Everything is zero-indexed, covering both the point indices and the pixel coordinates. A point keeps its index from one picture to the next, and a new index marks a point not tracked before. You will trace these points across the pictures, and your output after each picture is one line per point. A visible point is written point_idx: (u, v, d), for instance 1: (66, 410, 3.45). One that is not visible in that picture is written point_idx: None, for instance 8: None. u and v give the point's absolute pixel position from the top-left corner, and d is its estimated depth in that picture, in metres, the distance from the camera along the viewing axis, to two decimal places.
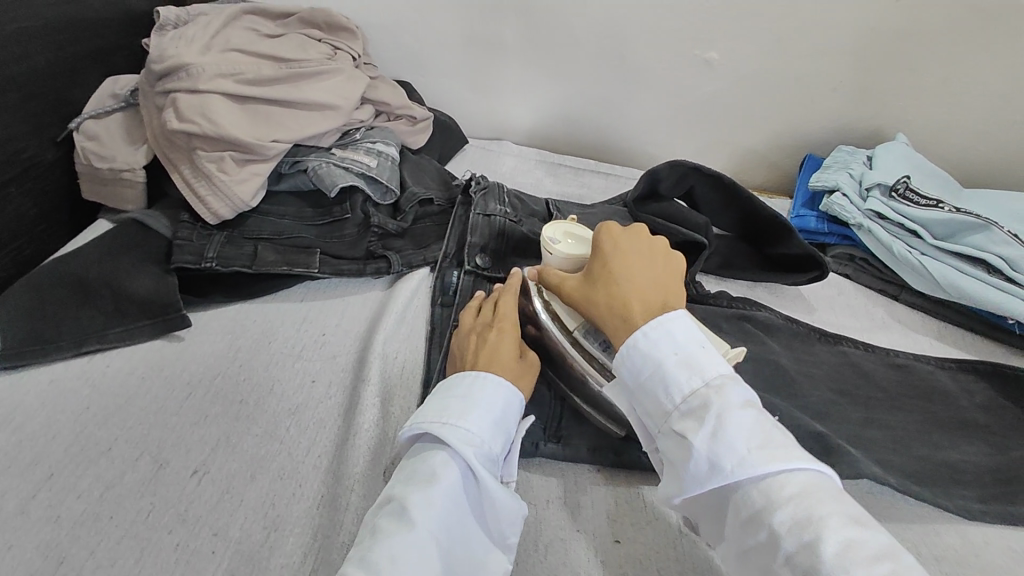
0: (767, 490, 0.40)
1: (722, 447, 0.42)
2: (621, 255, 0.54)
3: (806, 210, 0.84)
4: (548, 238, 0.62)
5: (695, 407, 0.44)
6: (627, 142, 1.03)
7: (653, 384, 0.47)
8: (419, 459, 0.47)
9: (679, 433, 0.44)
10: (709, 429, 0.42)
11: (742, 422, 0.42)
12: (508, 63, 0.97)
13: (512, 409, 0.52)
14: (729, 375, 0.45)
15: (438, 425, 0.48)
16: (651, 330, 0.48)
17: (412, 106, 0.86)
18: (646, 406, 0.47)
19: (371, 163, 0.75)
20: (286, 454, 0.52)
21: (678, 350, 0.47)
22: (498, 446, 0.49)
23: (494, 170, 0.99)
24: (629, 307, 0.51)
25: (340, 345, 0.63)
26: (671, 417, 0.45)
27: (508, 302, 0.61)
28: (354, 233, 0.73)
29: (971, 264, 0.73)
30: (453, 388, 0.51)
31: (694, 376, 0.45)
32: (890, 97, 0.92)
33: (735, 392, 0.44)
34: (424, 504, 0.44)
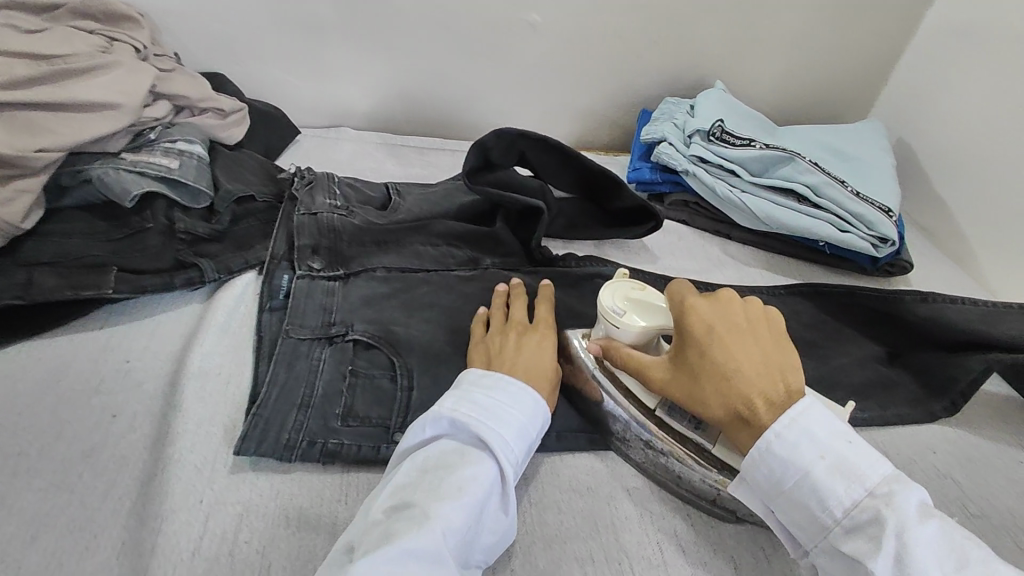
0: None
1: (910, 572, 0.40)
2: (717, 339, 0.49)
3: (641, 163, 0.87)
4: (609, 307, 0.56)
5: (864, 521, 0.43)
6: (471, 116, 1.01)
7: (805, 493, 0.45)
8: (447, 459, 0.47)
9: (850, 555, 0.42)
10: (890, 552, 0.41)
11: (925, 539, 0.41)
12: (330, 44, 0.90)
13: (540, 421, 0.52)
14: (893, 478, 0.44)
15: (479, 428, 0.48)
16: (785, 432, 0.46)
17: (219, 98, 0.78)
18: (799, 519, 0.45)
19: (171, 164, 0.67)
20: (79, 503, 0.47)
21: (825, 454, 0.45)
22: (518, 460, 0.49)
23: (332, 158, 0.93)
24: (751, 401, 0.47)
25: (147, 370, 0.57)
26: (830, 532, 0.44)
27: (546, 312, 0.62)
28: (158, 244, 0.65)
29: (783, 195, 0.79)
30: (489, 391, 0.51)
31: (854, 487, 0.44)
32: (708, 47, 0.96)
33: (906, 500, 0.42)
34: (449, 513, 0.43)
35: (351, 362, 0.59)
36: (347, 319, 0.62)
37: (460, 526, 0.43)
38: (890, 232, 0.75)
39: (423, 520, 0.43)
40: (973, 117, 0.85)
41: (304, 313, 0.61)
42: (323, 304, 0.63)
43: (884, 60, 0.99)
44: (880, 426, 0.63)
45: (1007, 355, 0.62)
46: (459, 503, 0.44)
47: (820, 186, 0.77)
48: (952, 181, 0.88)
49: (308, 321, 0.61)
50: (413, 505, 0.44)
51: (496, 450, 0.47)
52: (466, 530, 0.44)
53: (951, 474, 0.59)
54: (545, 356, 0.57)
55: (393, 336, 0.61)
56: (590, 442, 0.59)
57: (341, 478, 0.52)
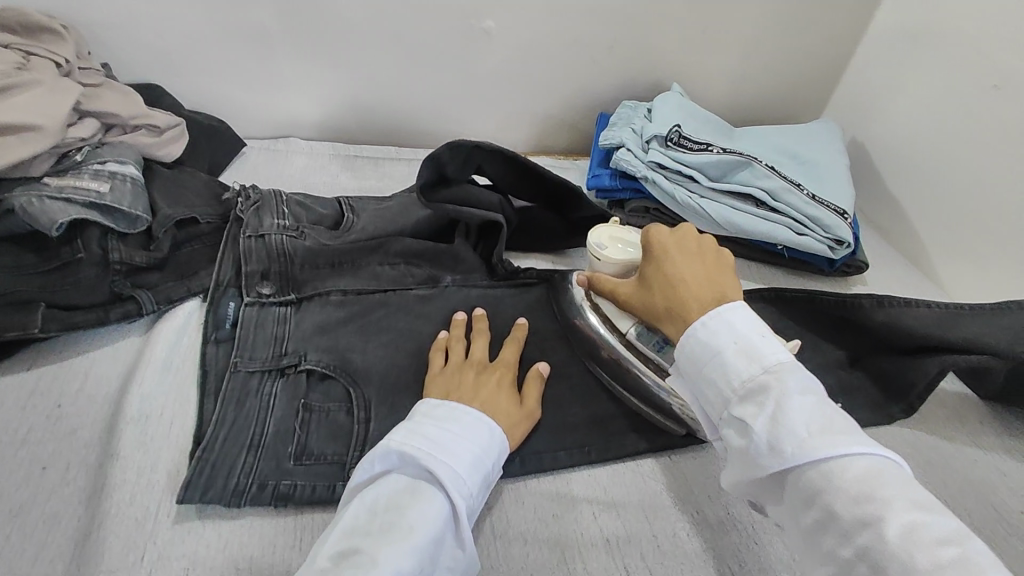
0: (828, 473, 0.39)
1: (782, 431, 0.41)
2: (669, 254, 0.55)
3: (601, 170, 0.85)
4: (594, 244, 0.65)
5: (755, 391, 0.44)
6: (427, 123, 0.99)
7: (709, 368, 0.46)
8: (397, 498, 0.45)
9: (738, 418, 0.44)
10: (770, 413, 0.42)
11: (803, 408, 0.42)
12: (274, 53, 0.86)
13: (496, 450, 0.51)
14: (791, 363, 0.44)
15: (430, 462, 0.46)
16: (710, 321, 0.48)
17: (154, 114, 0.73)
18: (706, 393, 0.47)
19: (102, 189, 0.63)
20: (7, 568, 0.44)
21: (738, 338, 0.46)
22: (474, 493, 0.47)
23: (282, 172, 0.89)
24: (682, 300, 0.51)
25: (82, 415, 0.53)
26: (728, 405, 0.45)
27: (510, 351, 0.61)
28: (92, 276, 0.61)
29: (742, 200, 0.79)
30: (440, 423, 0.50)
31: (753, 363, 0.45)
32: (664, 50, 0.95)
33: (794, 378, 0.43)
34: (395, 555, 0.41)
35: (304, 395, 0.56)
36: (300, 348, 0.59)
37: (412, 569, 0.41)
38: (847, 234, 0.75)
39: (369, 565, 0.40)
40: (924, 116, 0.86)
41: (253, 344, 0.59)
42: (274, 334, 0.60)
43: (837, 60, 1.00)
44: None
45: (963, 359, 0.63)
46: (409, 542, 0.42)
47: (777, 190, 0.77)
48: (905, 180, 0.89)
49: (257, 354, 0.58)
50: (361, 548, 0.42)
51: (446, 484, 0.45)
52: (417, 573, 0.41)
53: None
54: (506, 398, 0.56)
55: (350, 364, 0.59)
56: (554, 464, 0.58)
57: (295, 522, 0.49)
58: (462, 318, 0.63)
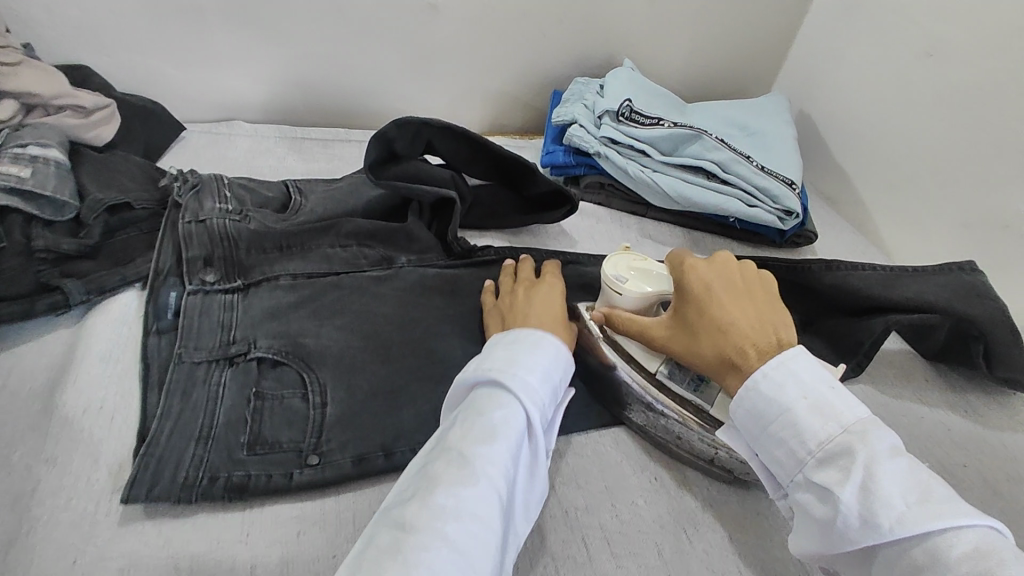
0: (934, 549, 0.39)
1: (876, 501, 0.41)
2: (712, 297, 0.53)
3: (554, 147, 0.85)
4: (613, 275, 0.60)
5: (837, 452, 0.44)
6: (377, 103, 0.96)
7: (783, 429, 0.46)
8: (484, 401, 0.46)
9: (820, 485, 0.44)
10: (857, 481, 0.42)
11: (892, 473, 0.42)
12: (210, 29, 0.82)
13: (563, 367, 0.52)
14: (869, 420, 0.44)
15: (509, 376, 0.47)
16: (770, 371, 0.48)
17: (79, 94, 0.69)
18: (777, 456, 0.46)
19: (23, 174, 0.59)
20: None
21: (808, 394, 0.46)
22: (551, 406, 0.49)
23: (224, 155, 0.86)
24: (744, 353, 0.50)
25: (10, 413, 0.50)
26: (805, 465, 0.45)
27: (552, 273, 0.65)
28: (14, 267, 0.57)
29: (694, 173, 0.79)
30: (535, 344, 0.51)
31: (831, 423, 0.45)
32: (614, 25, 0.95)
33: (877, 438, 0.43)
34: (490, 457, 0.42)
35: (256, 383, 0.54)
36: (249, 335, 0.57)
37: (504, 475, 0.42)
38: (795, 204, 0.76)
39: (473, 470, 0.40)
40: (865, 87, 0.88)
41: (198, 332, 0.56)
42: (221, 321, 0.58)
43: (783, 34, 1.01)
44: None
45: (907, 317, 0.66)
46: (506, 446, 0.43)
47: (728, 162, 0.78)
48: (849, 151, 0.91)
49: (203, 343, 0.55)
50: (452, 454, 0.42)
51: (527, 396, 0.46)
52: (511, 477, 0.42)
53: None
54: (550, 303, 0.60)
55: (303, 348, 0.57)
56: None
57: (245, 514, 0.48)
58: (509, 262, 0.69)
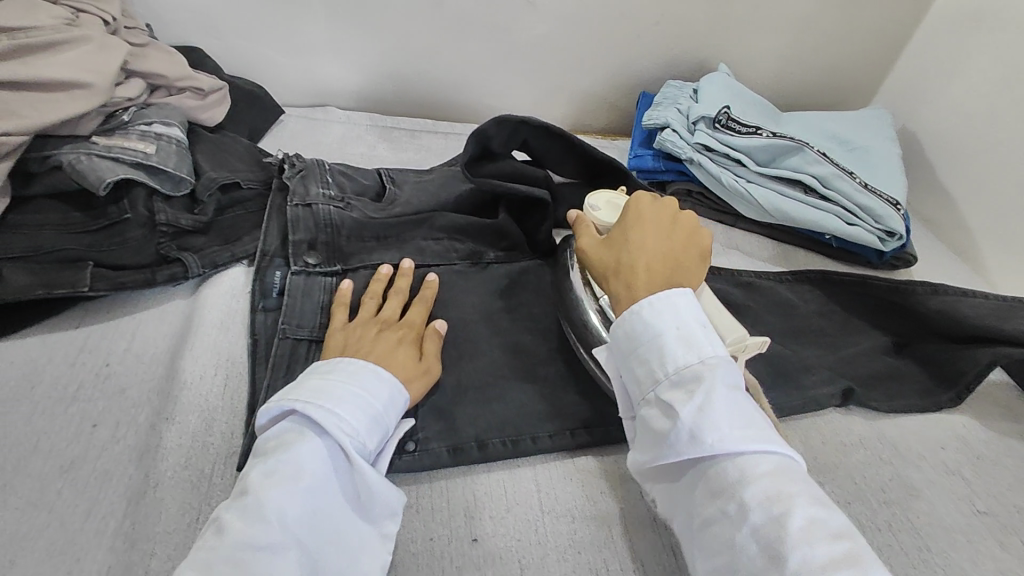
0: (742, 467, 0.41)
1: (708, 422, 0.43)
2: (649, 250, 0.53)
3: (643, 150, 0.84)
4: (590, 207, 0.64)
5: (688, 378, 0.45)
6: (465, 97, 0.97)
7: (649, 352, 0.47)
8: (282, 435, 0.45)
9: (665, 402, 0.45)
10: (697, 401, 0.43)
11: (727, 400, 0.44)
12: (314, 18, 0.85)
13: (383, 383, 0.49)
14: (720, 359, 0.46)
15: (312, 407, 0.45)
16: (654, 302, 0.48)
17: (198, 76, 0.72)
18: (636, 371, 0.47)
19: (148, 150, 0.63)
20: (58, 524, 0.43)
21: (679, 323, 0.47)
22: (367, 436, 0.46)
23: (320, 141, 0.89)
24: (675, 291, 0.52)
25: (130, 374, 0.53)
26: (659, 385, 0.46)
27: (417, 311, 0.59)
28: (139, 237, 0.61)
29: (791, 186, 0.77)
30: (341, 376, 0.48)
31: (692, 352, 0.46)
32: (711, 28, 0.93)
33: (725, 372, 0.45)
34: (283, 498, 0.41)
35: None
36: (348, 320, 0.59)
37: (300, 516, 0.41)
38: (898, 225, 0.74)
39: (263, 514, 0.40)
40: (978, 105, 0.83)
41: (303, 312, 0.59)
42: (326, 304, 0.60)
43: (889, 45, 0.96)
44: (885, 416, 0.64)
45: (1018, 351, 0.63)
46: (299, 487, 0.42)
47: (830, 177, 0.75)
48: (953, 171, 0.87)
49: (306, 321, 0.58)
50: (242, 497, 0.41)
51: (327, 428, 0.44)
52: (310, 511, 0.42)
53: (960, 469, 0.59)
54: (401, 352, 0.54)
55: None
56: (603, 440, 0.56)
57: None
58: (384, 272, 0.62)
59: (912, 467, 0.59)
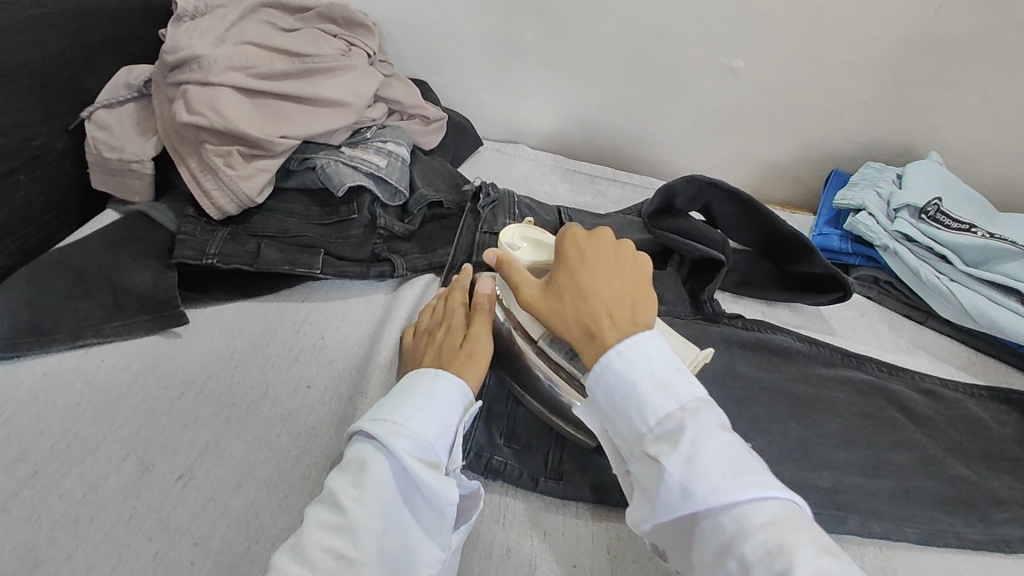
0: (738, 520, 0.38)
1: (696, 473, 0.40)
2: (580, 267, 0.51)
3: (830, 229, 0.81)
4: (506, 244, 0.60)
5: (669, 429, 0.42)
6: (646, 151, 1.01)
7: (624, 404, 0.44)
8: (352, 450, 0.46)
9: (651, 457, 0.42)
10: (684, 453, 0.40)
11: (717, 448, 0.41)
12: (526, 66, 0.94)
13: (444, 395, 0.49)
14: (704, 400, 0.44)
15: (375, 418, 0.47)
16: (624, 350, 0.45)
17: (427, 106, 0.84)
18: (619, 429, 0.45)
19: (381, 163, 0.73)
20: (275, 462, 0.51)
21: (653, 371, 0.45)
22: (427, 441, 0.46)
23: (508, 174, 0.97)
24: (601, 323, 0.48)
25: (338, 350, 0.62)
26: (643, 439, 0.43)
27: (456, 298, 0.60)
28: (359, 235, 0.71)
29: (1004, 293, 0.70)
30: (402, 392, 0.49)
31: (670, 399, 0.43)
32: (923, 113, 0.88)
33: (710, 415, 0.42)
34: (349, 498, 0.42)
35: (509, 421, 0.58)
36: None
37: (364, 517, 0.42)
38: None
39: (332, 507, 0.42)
40: None
41: None
42: None
43: None
44: None
45: None
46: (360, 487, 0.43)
47: None
48: None
49: None
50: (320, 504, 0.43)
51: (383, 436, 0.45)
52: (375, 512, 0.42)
53: None
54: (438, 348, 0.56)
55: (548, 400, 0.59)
56: None
57: (501, 497, 0.54)
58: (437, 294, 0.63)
59: None
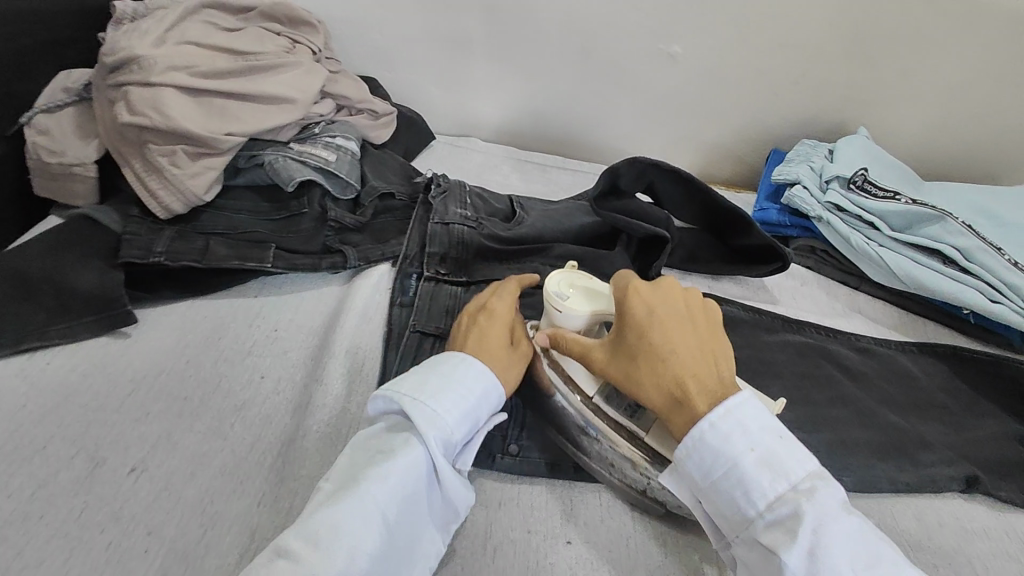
0: None
1: (823, 566, 0.40)
2: (657, 330, 0.49)
3: (768, 204, 0.84)
4: (555, 295, 0.56)
5: (783, 515, 0.43)
6: (596, 139, 1.03)
7: (728, 484, 0.45)
8: (387, 435, 0.47)
9: (767, 547, 0.42)
10: (804, 546, 0.41)
11: (841, 536, 0.41)
12: (474, 60, 0.96)
13: (482, 391, 0.50)
14: (816, 477, 0.44)
15: (413, 403, 0.47)
16: (717, 419, 0.46)
17: (374, 101, 0.85)
18: (724, 509, 0.45)
19: (329, 157, 0.74)
20: (229, 450, 0.52)
21: (755, 446, 0.45)
22: (456, 435, 0.48)
23: (461, 166, 0.98)
24: (688, 394, 0.47)
25: (291, 341, 0.63)
26: (753, 525, 0.44)
27: (505, 300, 0.59)
28: (311, 228, 0.72)
29: (928, 255, 0.75)
30: (442, 376, 0.50)
31: (777, 480, 0.44)
32: (852, 92, 0.93)
33: (828, 496, 0.42)
34: (379, 485, 0.43)
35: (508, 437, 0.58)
36: None
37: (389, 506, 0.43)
38: None
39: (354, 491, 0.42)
40: None
41: (430, 314, 0.66)
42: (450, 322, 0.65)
43: None
44: (1015, 509, 0.60)
45: None
46: (390, 475, 0.44)
47: (973, 249, 0.72)
48: None
49: (437, 321, 0.65)
50: (345, 483, 0.43)
51: (427, 428, 0.46)
52: (398, 503, 0.43)
53: None
54: (496, 348, 0.54)
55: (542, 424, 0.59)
56: None
57: None
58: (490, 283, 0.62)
59: None
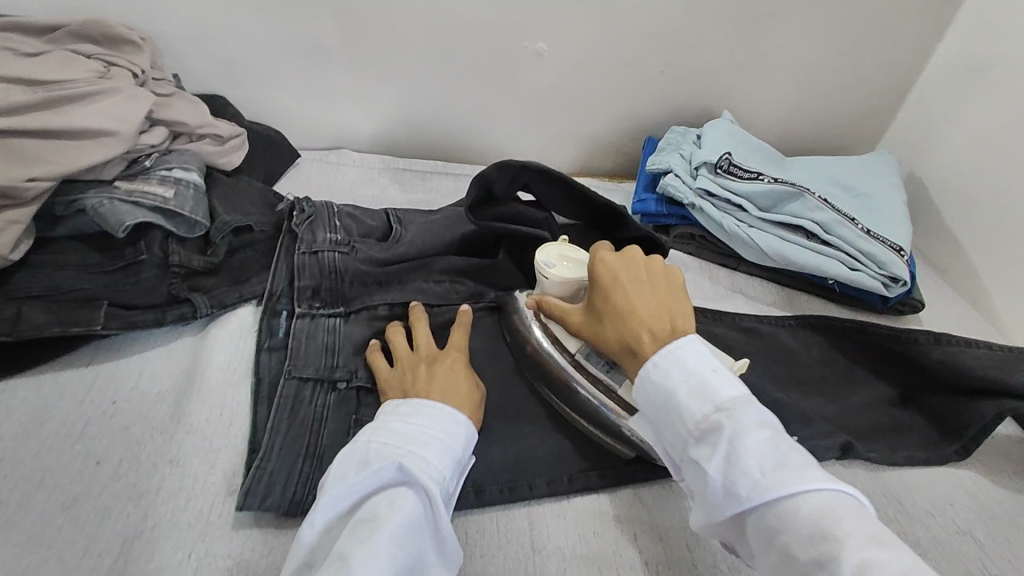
0: (789, 513, 0.40)
1: (736, 472, 0.42)
2: (616, 291, 0.53)
3: (647, 195, 0.85)
4: (542, 264, 0.63)
5: (711, 436, 0.44)
6: (474, 141, 1.00)
7: (668, 412, 0.47)
8: (376, 497, 0.45)
9: (695, 461, 0.45)
10: (723, 454, 0.43)
11: (758, 445, 0.43)
12: (333, 69, 0.89)
13: (461, 437, 0.51)
14: (742, 398, 0.45)
15: (402, 457, 0.47)
16: (661, 361, 0.48)
17: (219, 124, 0.75)
18: (667, 434, 0.47)
19: (167, 194, 0.65)
20: (54, 561, 0.46)
21: (690, 378, 0.47)
22: (446, 481, 0.48)
23: (333, 183, 0.92)
24: (638, 339, 0.51)
25: (134, 412, 0.56)
26: (688, 446, 0.46)
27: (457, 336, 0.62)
28: (153, 277, 0.63)
29: (791, 231, 0.78)
30: (422, 425, 0.50)
31: (707, 401, 0.45)
32: (713, 78, 0.95)
33: (748, 413, 0.44)
34: (375, 551, 0.41)
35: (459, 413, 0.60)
36: (351, 363, 0.61)
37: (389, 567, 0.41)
38: (902, 271, 0.74)
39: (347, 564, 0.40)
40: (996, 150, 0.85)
41: (306, 352, 0.60)
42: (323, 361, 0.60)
43: (897, 89, 0.98)
44: (889, 469, 0.63)
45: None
46: (388, 534, 0.42)
47: (830, 223, 0.76)
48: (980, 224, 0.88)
49: (310, 361, 0.60)
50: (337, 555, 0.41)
51: (418, 477, 0.46)
52: (400, 565, 0.42)
53: (970, 530, 0.58)
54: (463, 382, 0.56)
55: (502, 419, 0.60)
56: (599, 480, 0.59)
57: None
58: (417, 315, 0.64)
59: (917, 525, 0.58)
